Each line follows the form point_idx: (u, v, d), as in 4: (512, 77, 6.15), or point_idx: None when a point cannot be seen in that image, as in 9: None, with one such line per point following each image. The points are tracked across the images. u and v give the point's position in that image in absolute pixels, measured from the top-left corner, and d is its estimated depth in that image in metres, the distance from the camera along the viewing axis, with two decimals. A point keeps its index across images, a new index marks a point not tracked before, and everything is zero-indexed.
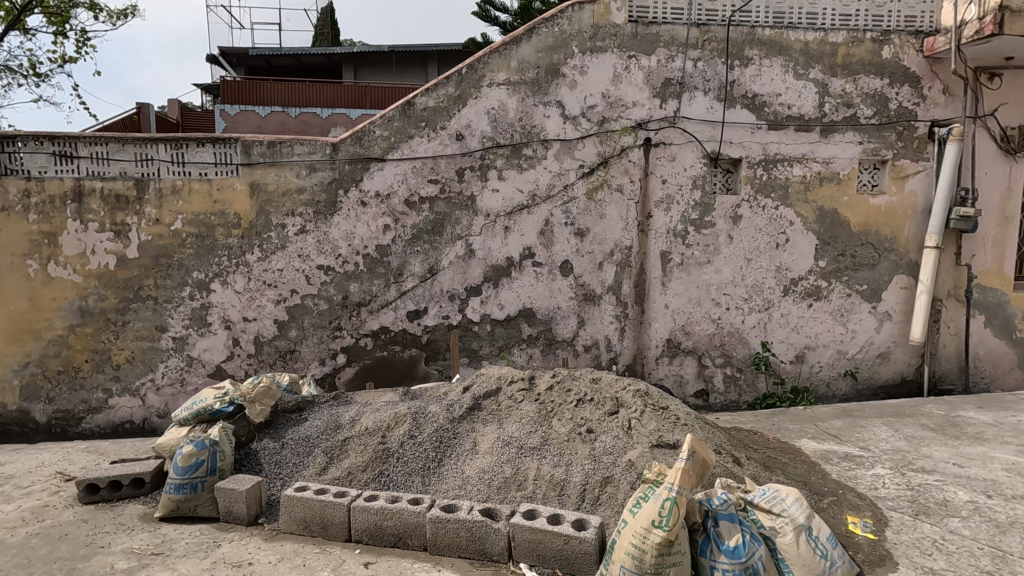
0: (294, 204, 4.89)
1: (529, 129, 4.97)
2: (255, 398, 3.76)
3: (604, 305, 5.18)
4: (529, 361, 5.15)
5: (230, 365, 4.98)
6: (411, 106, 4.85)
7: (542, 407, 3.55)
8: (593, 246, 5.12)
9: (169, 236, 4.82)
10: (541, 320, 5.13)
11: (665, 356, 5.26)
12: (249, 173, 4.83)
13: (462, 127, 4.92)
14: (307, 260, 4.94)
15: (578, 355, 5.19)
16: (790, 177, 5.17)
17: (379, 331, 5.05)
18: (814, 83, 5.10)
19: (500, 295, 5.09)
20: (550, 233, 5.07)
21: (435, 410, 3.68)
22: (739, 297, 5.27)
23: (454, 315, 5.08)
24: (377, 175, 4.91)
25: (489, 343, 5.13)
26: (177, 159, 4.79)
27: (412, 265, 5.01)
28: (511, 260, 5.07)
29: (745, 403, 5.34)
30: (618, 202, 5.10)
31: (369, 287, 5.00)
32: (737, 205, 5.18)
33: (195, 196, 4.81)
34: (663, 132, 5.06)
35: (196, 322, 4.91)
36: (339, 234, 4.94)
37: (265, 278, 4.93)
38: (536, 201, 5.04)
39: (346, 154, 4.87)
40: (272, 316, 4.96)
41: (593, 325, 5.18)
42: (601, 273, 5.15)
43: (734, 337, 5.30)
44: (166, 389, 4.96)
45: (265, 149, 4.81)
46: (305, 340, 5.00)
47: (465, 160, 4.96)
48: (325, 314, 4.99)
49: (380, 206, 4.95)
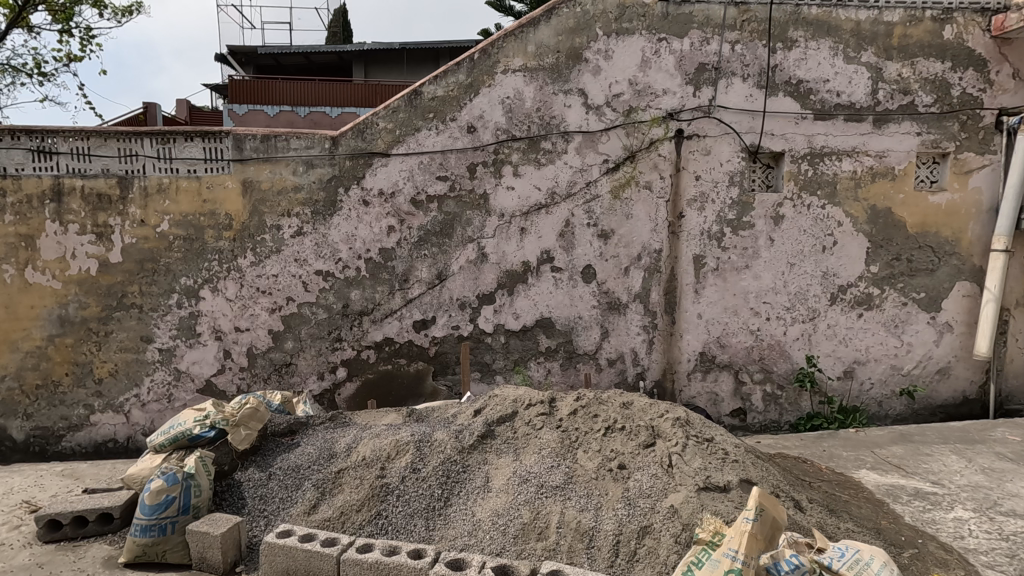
0: (290, 203, 4.46)
1: (548, 120, 4.50)
2: (241, 421, 3.38)
3: (631, 315, 4.69)
4: (547, 377, 4.67)
5: (221, 380, 4.57)
6: (418, 95, 4.41)
7: (564, 437, 3.08)
8: (619, 249, 4.63)
9: (156, 239, 4.42)
10: (560, 331, 4.66)
11: (698, 371, 4.75)
12: (241, 170, 4.42)
13: (474, 118, 4.46)
14: (305, 265, 4.51)
15: (601, 371, 4.70)
16: (838, 172, 4.65)
17: (383, 342, 4.61)
18: (866, 68, 4.57)
19: (515, 303, 4.62)
20: (571, 235, 4.59)
21: (442, 437, 3.21)
22: (780, 306, 4.74)
23: (465, 325, 4.62)
24: (381, 172, 4.48)
25: (504, 357, 4.66)
26: (164, 155, 4.39)
27: (419, 270, 4.56)
28: (528, 265, 4.60)
29: (786, 423, 4.81)
30: (646, 201, 4.61)
31: (371, 294, 4.56)
32: (779, 203, 4.65)
33: (182, 195, 4.41)
34: (696, 123, 4.56)
35: (184, 332, 4.51)
36: (339, 237, 4.51)
37: (259, 285, 4.51)
38: (555, 199, 4.57)
39: (347, 148, 4.44)
40: (266, 327, 4.54)
41: (618, 337, 4.69)
42: (628, 280, 4.66)
43: (774, 351, 4.78)
44: (151, 406, 4.56)
45: (258, 143, 4.40)
46: (302, 353, 4.57)
47: (477, 155, 4.50)
48: (324, 324, 4.56)
49: (383, 206, 4.51)
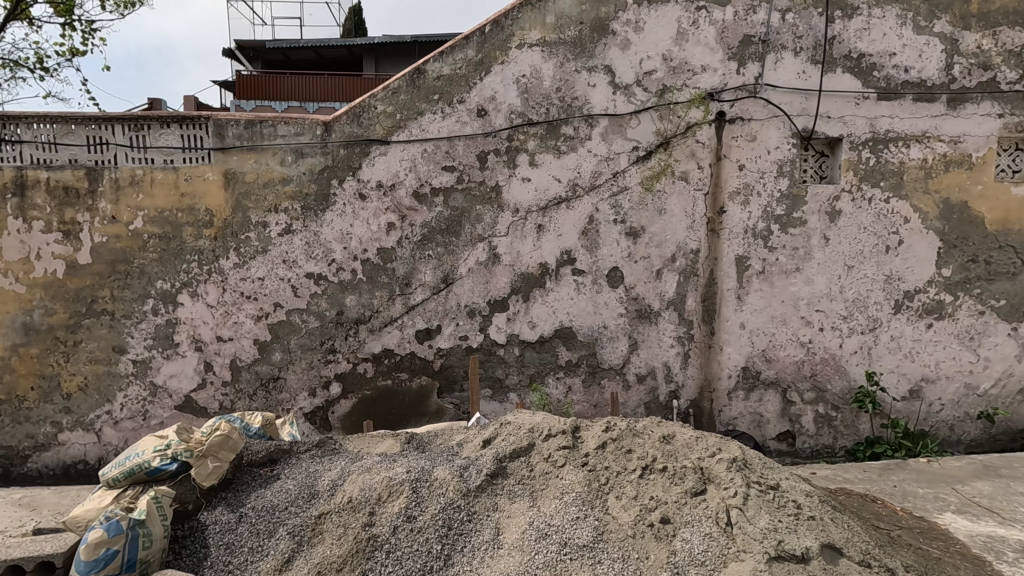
0: (277, 197, 3.96)
1: (570, 102, 3.94)
2: (209, 452, 2.87)
3: (663, 324, 4.11)
4: (568, 394, 4.12)
5: (201, 396, 4.08)
6: (421, 74, 3.88)
7: (591, 478, 2.53)
8: (650, 249, 4.05)
9: (128, 238, 3.95)
10: (583, 343, 4.09)
11: (740, 390, 4.16)
12: (223, 159, 3.92)
13: (485, 99, 3.92)
14: (294, 267, 4.01)
15: (629, 388, 4.13)
16: (906, 161, 4.02)
17: (382, 354, 4.09)
18: (939, 39, 3.94)
19: (532, 310, 4.07)
20: (595, 233, 4.03)
21: (444, 476, 2.68)
22: (836, 315, 4.13)
23: (474, 335, 4.08)
24: (379, 162, 3.95)
25: (518, 371, 4.11)
26: (137, 144, 3.91)
27: (422, 273, 4.03)
28: (545, 267, 4.04)
29: (842, 449, 4.20)
30: (681, 194, 4.03)
31: (369, 300, 4.04)
32: (836, 196, 4.04)
33: (157, 188, 3.92)
34: (740, 104, 3.96)
35: (161, 342, 4.03)
36: (332, 235, 3.99)
37: (243, 289, 4.01)
38: (577, 192, 4.00)
39: (341, 135, 3.93)
40: (251, 336, 4.05)
41: (648, 350, 4.12)
42: (660, 284, 4.08)
43: (828, 366, 4.17)
44: (124, 425, 4.08)
45: (242, 130, 3.90)
46: (291, 366, 4.07)
47: (489, 142, 3.96)
48: (315, 333, 4.05)
49: (382, 200, 3.98)
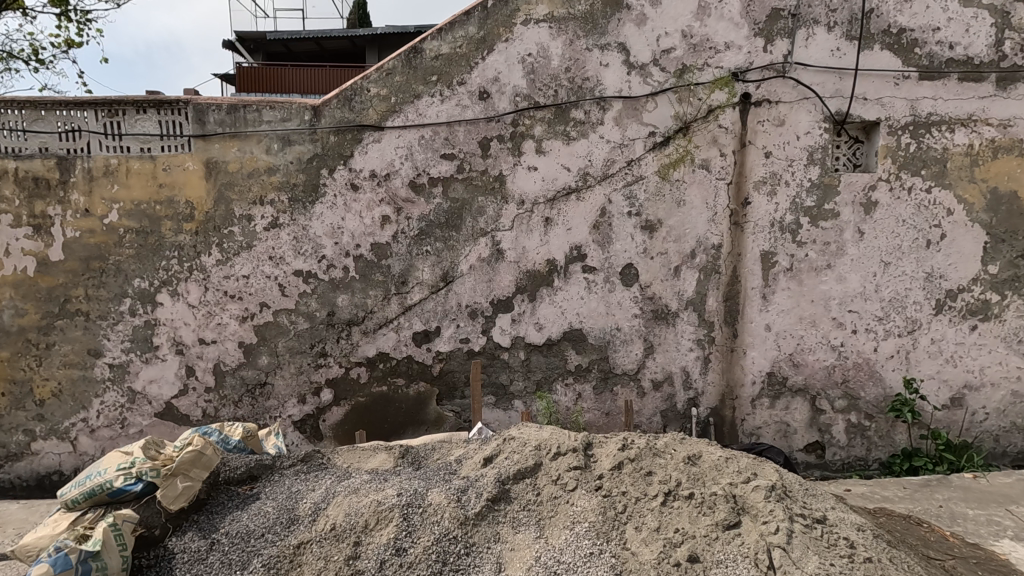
0: (262, 188, 3.66)
1: (580, 83, 3.61)
2: (178, 470, 2.59)
3: (681, 326, 3.78)
4: (577, 402, 3.80)
5: (183, 403, 3.79)
6: (417, 53, 3.55)
7: (606, 505, 2.21)
8: (667, 244, 3.72)
9: (103, 233, 3.66)
10: (594, 346, 3.77)
11: (765, 398, 3.83)
12: (204, 147, 3.62)
13: (488, 81, 3.59)
14: (281, 264, 3.71)
15: (644, 396, 3.81)
16: (949, 147, 3.66)
17: (376, 358, 3.78)
18: (989, 12, 3.58)
19: (538, 311, 3.75)
20: (608, 227, 3.70)
21: (439, 500, 2.37)
22: (871, 316, 3.78)
23: (476, 338, 3.77)
24: (373, 149, 3.64)
25: (524, 377, 3.79)
26: (112, 131, 3.62)
27: (419, 270, 3.72)
28: (553, 264, 3.72)
29: (876, 462, 3.87)
30: (702, 183, 3.69)
31: (362, 299, 3.73)
32: (872, 186, 3.69)
33: (133, 179, 3.62)
34: (767, 85, 3.61)
35: (139, 345, 3.74)
36: (322, 229, 3.69)
37: (227, 288, 3.72)
38: (588, 182, 3.67)
39: (331, 121, 3.62)
40: (236, 339, 3.75)
41: (665, 354, 3.79)
42: (678, 282, 3.75)
43: (862, 371, 3.82)
44: (101, 433, 3.80)
45: (224, 115, 3.60)
46: (279, 371, 3.77)
47: (491, 127, 3.63)
48: (305, 336, 3.75)
49: (376, 191, 3.67)
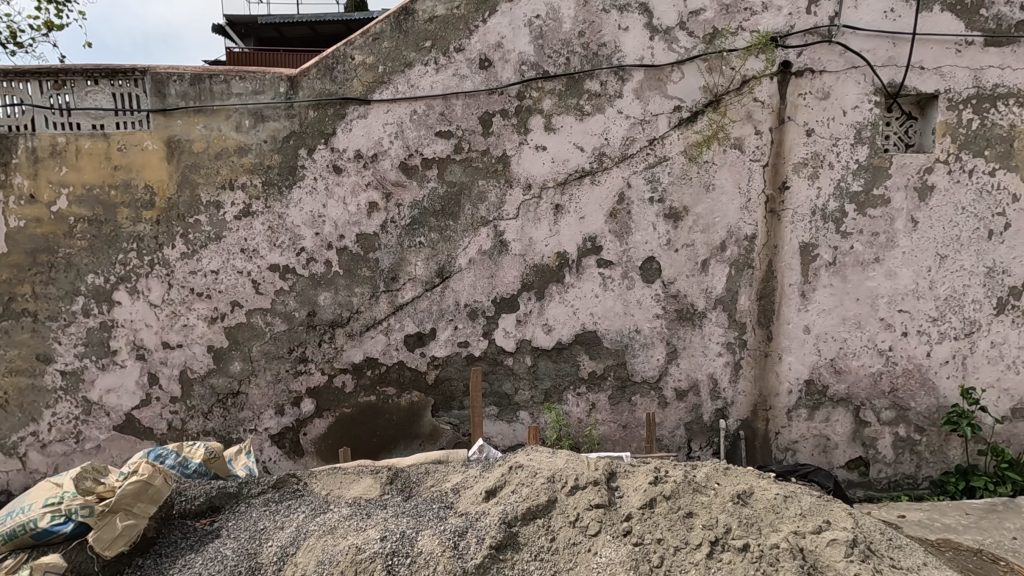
0: (231, 170, 3.20)
1: (596, 50, 3.15)
2: (118, 507, 2.15)
3: (709, 328, 3.34)
4: (591, 413, 3.37)
5: (145, 415, 3.35)
6: (409, 14, 3.09)
7: (637, 558, 1.78)
8: (694, 235, 3.27)
9: (51, 222, 3.21)
10: (609, 351, 3.33)
11: (803, 408, 3.39)
12: (164, 124, 3.16)
13: (490, 47, 3.13)
14: (254, 258, 3.26)
15: (666, 406, 3.38)
16: (1016, 124, 3.21)
17: (363, 365, 3.34)
18: None
19: (547, 310, 3.30)
20: (626, 215, 3.25)
21: (431, 546, 1.94)
22: (924, 317, 3.34)
23: (476, 342, 3.32)
24: (358, 126, 3.19)
25: (531, 386, 3.36)
26: (59, 105, 3.16)
27: (412, 265, 3.28)
28: (564, 258, 3.27)
29: (926, 480, 3.44)
30: (733, 165, 3.23)
31: (346, 298, 3.29)
32: (928, 168, 3.23)
33: (85, 160, 3.17)
34: (810, 51, 3.14)
35: (94, 349, 3.30)
36: (301, 218, 3.24)
37: (193, 284, 3.27)
38: (604, 163, 3.22)
39: (310, 93, 3.16)
40: (204, 342, 3.31)
41: (690, 360, 3.36)
42: (705, 278, 3.30)
43: (913, 379, 3.38)
44: (52, 449, 3.36)
45: (187, 87, 3.14)
46: (254, 379, 3.34)
47: (494, 101, 3.17)
48: (282, 339, 3.31)
49: (362, 174, 3.22)
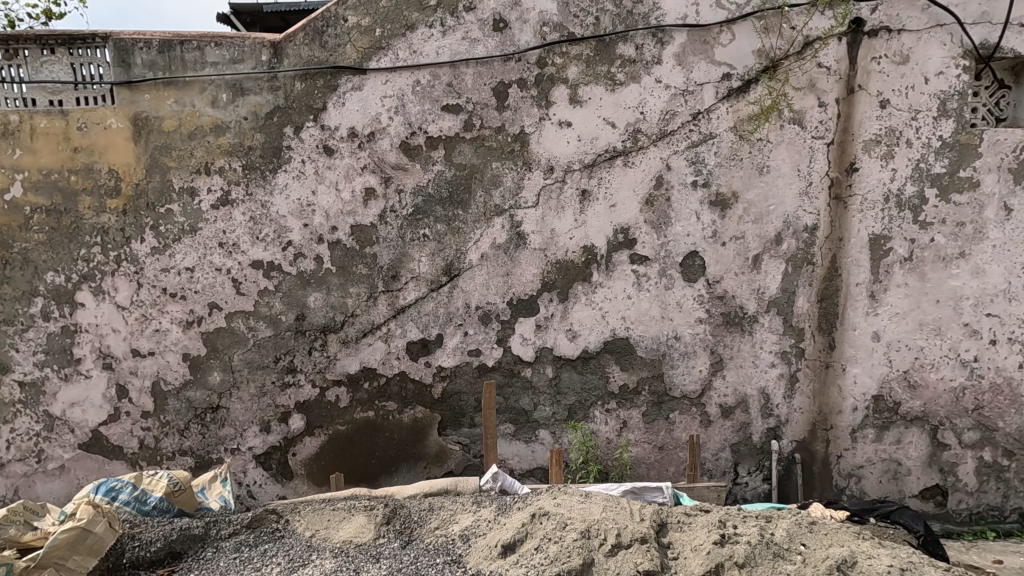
0: (207, 152, 2.77)
1: (630, 8, 2.67)
2: (49, 560, 1.79)
3: (760, 334, 2.87)
4: (622, 433, 2.91)
5: (114, 432, 2.94)
6: None
7: None
8: (744, 226, 2.79)
9: (4, 213, 2.80)
10: (644, 361, 2.87)
11: (870, 429, 2.90)
12: (130, 99, 2.74)
13: (505, 5, 2.68)
14: (235, 253, 2.83)
15: (709, 425, 2.92)
16: None
17: (360, 376, 2.91)
18: None
19: (572, 314, 2.85)
20: (665, 203, 2.77)
21: None
22: (1017, 322, 2.82)
23: (490, 350, 2.88)
24: (352, 100, 2.75)
25: (552, 401, 2.90)
26: (11, 78, 2.74)
27: (415, 261, 2.84)
28: (592, 253, 2.81)
29: (1014, 513, 2.93)
30: (792, 143, 2.74)
31: (340, 299, 2.86)
32: None
33: (41, 142, 2.76)
34: (887, 6, 2.64)
35: (56, 357, 2.90)
36: (288, 207, 2.81)
37: (166, 283, 2.85)
38: (639, 141, 2.75)
39: (297, 62, 2.73)
40: (179, 350, 2.89)
41: (738, 371, 2.89)
42: (757, 276, 2.82)
43: (1002, 395, 2.87)
44: (11, 470, 2.96)
45: (155, 56, 2.72)
46: (236, 392, 2.92)
47: (510, 68, 2.72)
48: (267, 346, 2.89)
49: (357, 156, 2.78)
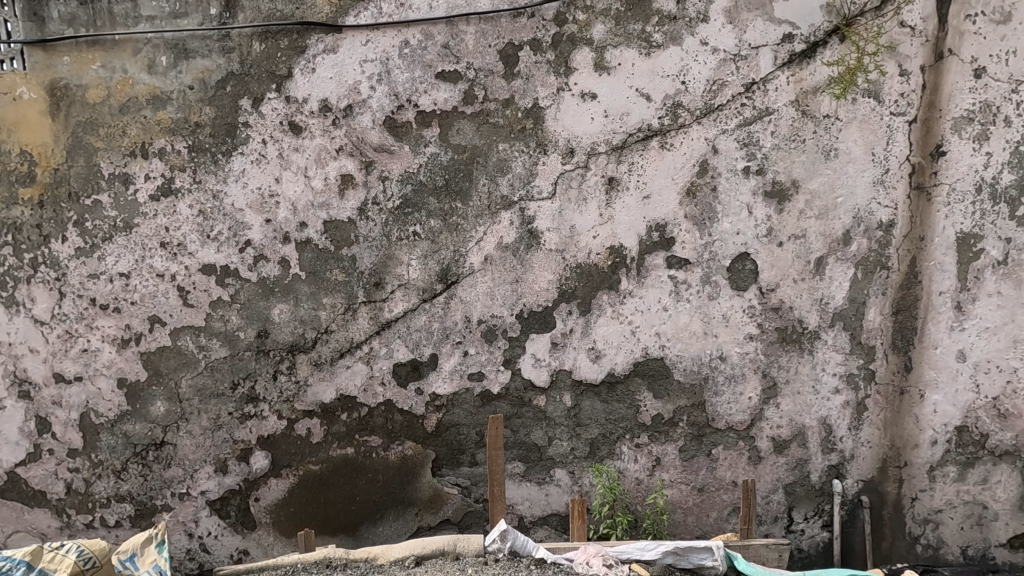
0: (143, 130, 2.23)
1: None
2: None
3: (823, 354, 2.36)
4: (654, 472, 2.41)
5: (33, 473, 2.39)
6: None
7: None
8: (806, 223, 2.29)
9: None
10: (683, 386, 2.36)
11: (952, 467, 2.39)
12: (45, 62, 2.21)
13: None
14: (180, 256, 2.30)
15: (760, 463, 2.42)
16: None
17: (335, 406, 2.39)
18: None
19: (594, 330, 2.33)
20: (711, 195, 2.27)
21: None
22: None
23: (494, 374, 2.36)
24: (325, 66, 2.21)
25: (570, 435, 2.39)
26: None
27: (403, 265, 2.31)
28: (620, 255, 2.30)
29: None
30: (867, 120, 2.24)
31: (311, 311, 2.33)
32: None
33: None
34: None
35: None
36: (245, 198, 2.27)
37: (96, 292, 2.31)
38: (679, 118, 2.23)
39: (257, 17, 2.20)
40: (114, 374, 2.35)
41: (795, 398, 2.39)
42: (821, 283, 2.32)
43: None
44: None
45: (75, 8, 2.19)
46: (184, 425, 2.38)
47: (520, 27, 2.20)
48: (222, 369, 2.36)
49: (331, 135, 2.25)
